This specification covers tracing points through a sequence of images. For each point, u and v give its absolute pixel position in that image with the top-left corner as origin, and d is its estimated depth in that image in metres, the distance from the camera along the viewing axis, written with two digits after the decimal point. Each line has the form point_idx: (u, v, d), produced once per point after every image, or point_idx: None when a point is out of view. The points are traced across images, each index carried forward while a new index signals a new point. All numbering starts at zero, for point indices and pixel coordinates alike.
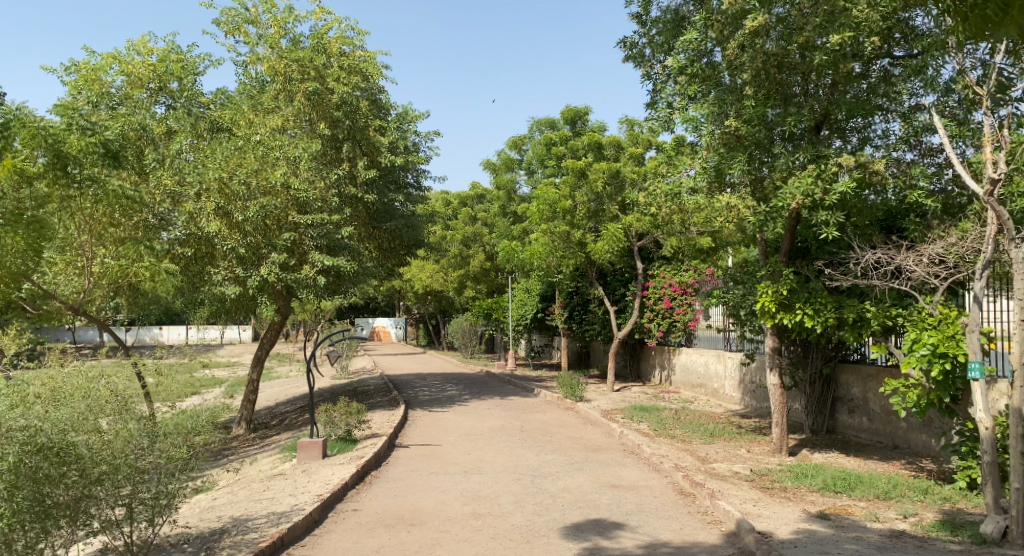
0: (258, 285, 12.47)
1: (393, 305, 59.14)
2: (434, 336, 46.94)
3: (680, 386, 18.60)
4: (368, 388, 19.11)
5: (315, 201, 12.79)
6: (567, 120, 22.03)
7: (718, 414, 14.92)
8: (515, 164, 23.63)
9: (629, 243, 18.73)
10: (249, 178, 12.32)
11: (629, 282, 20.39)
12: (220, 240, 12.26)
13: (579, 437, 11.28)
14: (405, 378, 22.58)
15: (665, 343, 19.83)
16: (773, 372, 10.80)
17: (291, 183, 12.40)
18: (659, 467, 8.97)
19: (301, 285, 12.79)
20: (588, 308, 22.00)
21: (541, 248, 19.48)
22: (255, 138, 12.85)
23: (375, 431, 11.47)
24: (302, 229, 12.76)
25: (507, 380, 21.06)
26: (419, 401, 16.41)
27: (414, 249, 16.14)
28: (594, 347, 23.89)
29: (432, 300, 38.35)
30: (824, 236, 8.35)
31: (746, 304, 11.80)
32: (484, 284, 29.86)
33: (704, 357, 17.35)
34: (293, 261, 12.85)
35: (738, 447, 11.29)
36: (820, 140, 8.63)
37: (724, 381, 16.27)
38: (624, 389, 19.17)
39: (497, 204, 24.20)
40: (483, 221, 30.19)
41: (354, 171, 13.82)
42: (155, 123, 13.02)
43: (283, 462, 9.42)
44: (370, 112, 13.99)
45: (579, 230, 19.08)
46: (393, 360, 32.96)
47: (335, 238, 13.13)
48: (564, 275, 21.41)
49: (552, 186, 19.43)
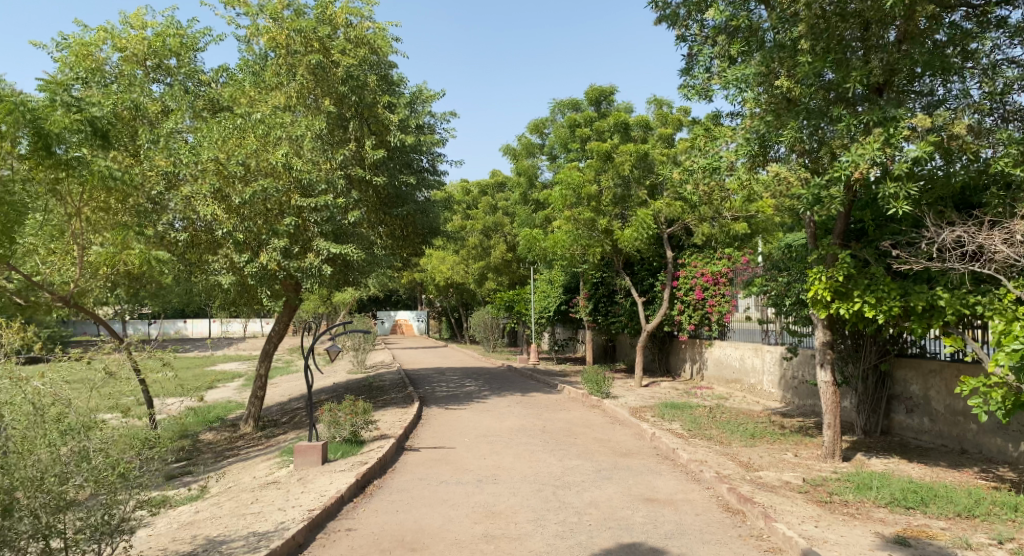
0: (259, 273, 11.64)
1: (415, 298, 58.32)
2: (456, 329, 46.03)
3: (712, 381, 17.50)
4: (383, 384, 18.24)
5: (320, 183, 11.89)
6: (591, 101, 20.88)
7: (756, 413, 13.78)
8: (536, 149, 22.52)
9: (659, 229, 17.65)
10: (248, 158, 11.44)
11: (658, 272, 19.27)
12: (218, 225, 11.39)
13: (606, 439, 10.26)
14: (423, 372, 21.69)
15: (696, 336, 18.69)
16: (825, 368, 9.64)
17: (293, 163, 11.51)
18: (698, 476, 7.93)
19: (305, 274, 11.89)
20: (614, 299, 20.89)
21: (563, 236, 18.40)
22: (256, 116, 11.97)
23: (384, 432, 10.57)
24: (305, 214, 11.89)
25: (528, 375, 20.09)
26: (435, 398, 15.49)
27: (430, 237, 15.23)
28: (621, 341, 22.81)
29: (453, 292, 37.44)
30: (890, 212, 7.21)
31: (792, 292, 10.63)
32: (505, 275, 28.84)
33: (739, 351, 16.25)
34: (297, 249, 11.94)
35: (784, 451, 10.19)
36: (887, 100, 7.47)
37: (763, 377, 15.10)
38: (654, 385, 18.09)
39: (518, 190, 23.12)
40: (503, 210, 29.13)
41: (362, 151, 12.89)
42: (150, 102, 12.16)
43: (279, 468, 8.55)
44: (378, 88, 13.02)
45: (605, 216, 17.99)
46: (412, 353, 32.15)
47: (341, 224, 12.22)
48: (588, 265, 20.33)
49: (576, 170, 18.35)
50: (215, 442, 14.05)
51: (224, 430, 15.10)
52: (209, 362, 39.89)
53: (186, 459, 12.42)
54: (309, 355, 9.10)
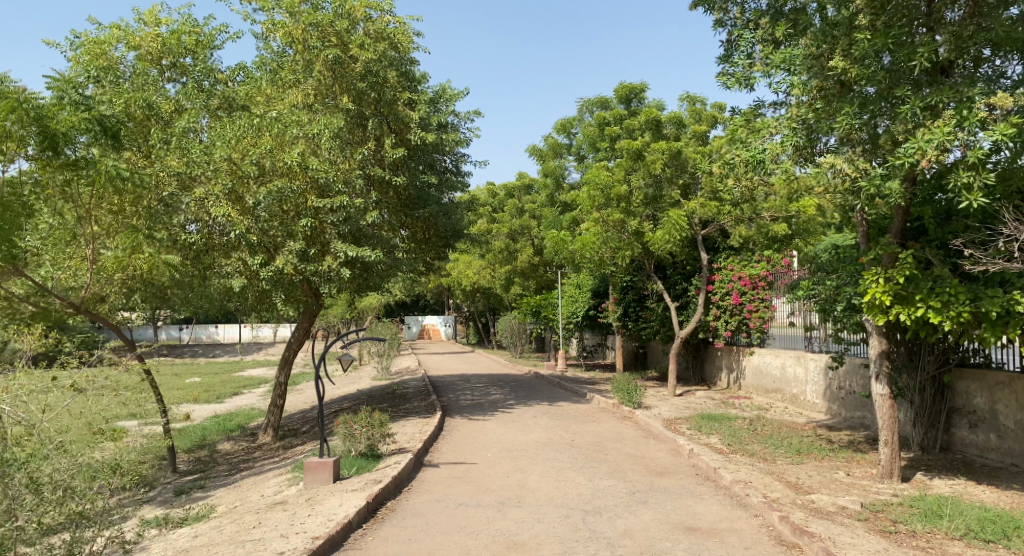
0: (275, 278, 11.15)
1: (442, 303, 57.90)
2: (483, 334, 45.47)
3: (751, 391, 16.70)
4: (407, 392, 17.71)
5: (337, 184, 11.36)
6: (620, 98, 20.11)
7: (800, 425, 13.02)
8: (563, 149, 21.77)
9: (692, 231, 16.98)
10: (263, 157, 10.94)
11: (692, 275, 18.47)
12: (231, 227, 10.93)
13: (640, 456, 9.56)
14: (448, 379, 21.11)
15: (733, 343, 17.88)
16: (880, 380, 8.81)
17: (310, 163, 10.99)
18: (744, 501, 7.22)
19: (322, 278, 11.38)
20: (645, 304, 20.13)
21: (592, 238, 17.65)
22: (271, 114, 11.47)
23: (403, 445, 10.00)
24: (323, 215, 11.30)
25: (556, 382, 19.36)
26: (459, 407, 14.89)
27: (453, 240, 14.66)
28: (652, 347, 22.02)
29: (480, 296, 36.85)
30: (961, 205, 6.43)
31: (843, 296, 9.79)
32: (532, 280, 28.17)
33: (780, 359, 15.49)
34: (314, 252, 11.43)
35: (834, 469, 9.38)
36: (957, 81, 6.67)
37: (806, 387, 14.40)
38: (688, 394, 17.31)
39: (545, 192, 22.43)
40: (530, 213, 28.45)
41: (381, 149, 12.31)
42: (164, 101, 11.73)
43: (288, 487, 8.00)
44: (399, 84, 12.45)
45: (635, 218, 17.32)
46: (438, 359, 31.64)
47: (359, 226, 11.69)
48: (618, 269, 19.58)
49: (605, 170, 17.65)
50: (232, 452, 13.58)
51: (242, 440, 14.63)
52: (237, 367, 39.86)
53: (202, 470, 11.96)
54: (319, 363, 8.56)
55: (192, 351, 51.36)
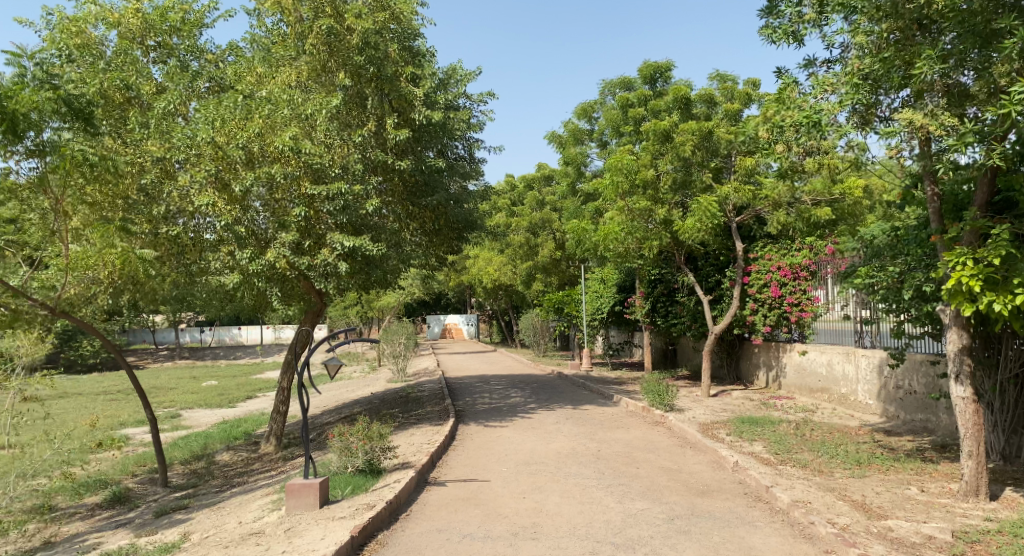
0: (267, 274, 10.09)
1: (464, 301, 56.82)
2: (506, 332, 44.23)
3: (793, 390, 15.39)
4: (422, 395, 16.61)
5: (333, 168, 10.25)
6: (645, 78, 18.80)
7: (854, 430, 11.71)
8: (584, 135, 20.46)
9: (727, 219, 15.76)
10: (250, 139, 9.85)
11: (725, 267, 17.15)
12: (217, 218, 9.88)
13: (676, 471, 8.36)
14: (467, 381, 19.96)
15: (771, 339, 16.58)
16: (961, 381, 7.45)
17: (303, 146, 9.89)
18: (808, 533, 5.99)
19: (318, 273, 10.28)
20: (674, 299, 18.86)
21: (616, 227, 16.34)
22: (262, 93, 10.39)
23: (407, 459, 8.88)
24: (318, 203, 10.20)
25: (580, 383, 18.14)
26: (476, 412, 13.76)
27: (466, 231, 13.56)
28: (682, 344, 20.73)
29: (501, 294, 35.67)
30: None
31: (912, 283, 8.44)
32: (554, 275, 26.94)
33: (826, 355, 14.18)
34: (308, 244, 10.31)
35: (905, 484, 8.08)
36: None
37: (857, 386, 13.12)
38: (725, 395, 16.02)
39: (565, 181, 21.06)
40: (551, 205, 27.13)
41: (382, 130, 11.14)
42: (146, 82, 10.67)
43: (269, 513, 6.91)
44: (401, 58, 11.25)
45: (664, 205, 16.03)
46: (458, 359, 30.56)
47: (358, 215, 10.57)
48: (645, 261, 18.30)
49: (630, 154, 16.42)
50: (231, 463, 12.53)
51: (243, 449, 13.60)
52: (256, 368, 39.17)
53: (193, 486, 10.91)
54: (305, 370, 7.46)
55: (213, 353, 50.87)
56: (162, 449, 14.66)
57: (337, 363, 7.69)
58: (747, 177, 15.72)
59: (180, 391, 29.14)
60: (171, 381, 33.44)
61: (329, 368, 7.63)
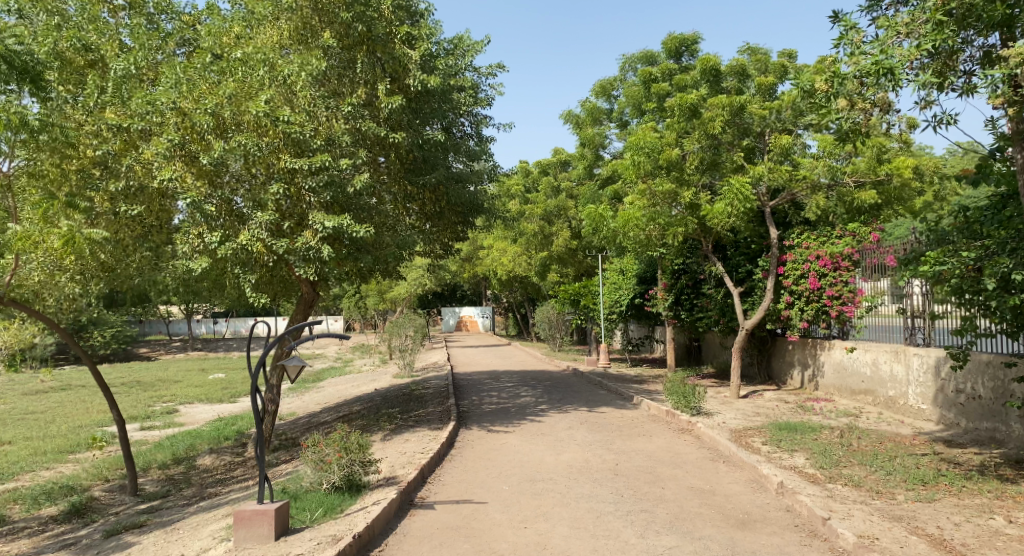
0: (240, 258, 8.94)
1: (480, 293, 55.74)
2: (523, 326, 43.08)
3: (834, 392, 14.05)
4: (426, 394, 15.43)
5: (315, 139, 9.04)
6: (670, 52, 17.38)
7: (908, 439, 10.30)
8: (603, 115, 19.08)
9: (761, 203, 14.46)
10: (219, 105, 8.67)
11: (756, 256, 15.75)
12: (184, 195, 8.72)
13: (709, 493, 7.08)
14: (478, 378, 18.80)
15: (807, 335, 15.25)
16: None
17: (279, 113, 8.69)
18: None
19: (300, 259, 9.12)
20: (700, 291, 17.53)
21: (636, 212, 14.98)
22: (236, 54, 9.17)
23: (395, 474, 7.67)
24: (299, 179, 9.02)
25: (598, 381, 16.87)
26: (482, 413, 12.57)
27: (472, 214, 12.36)
28: (707, 340, 19.41)
29: (516, 286, 34.39)
30: None
31: (996, 271, 7.04)
32: (571, 266, 25.63)
33: (872, 354, 12.85)
34: (288, 225, 9.14)
35: (987, 510, 6.74)
36: None
37: (907, 389, 11.79)
38: (756, 396, 14.69)
39: (582, 165, 19.72)
40: (567, 192, 25.82)
41: (374, 97, 9.89)
42: (109, 43, 9.44)
43: (218, 544, 5.74)
44: (395, 17, 10.01)
45: (690, 188, 14.68)
46: (471, 353, 29.31)
47: (346, 194, 9.36)
48: (668, 249, 16.93)
49: (653, 132, 15.08)
50: (212, 467, 11.40)
51: (228, 452, 12.43)
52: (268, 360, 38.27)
53: (164, 495, 9.79)
54: (258, 373, 6.06)
55: (223, 346, 50.07)
56: (145, 449, 13.58)
57: (296, 362, 6.49)
58: (782, 157, 14.32)
59: (186, 385, 28.23)
60: (180, 372, 32.62)
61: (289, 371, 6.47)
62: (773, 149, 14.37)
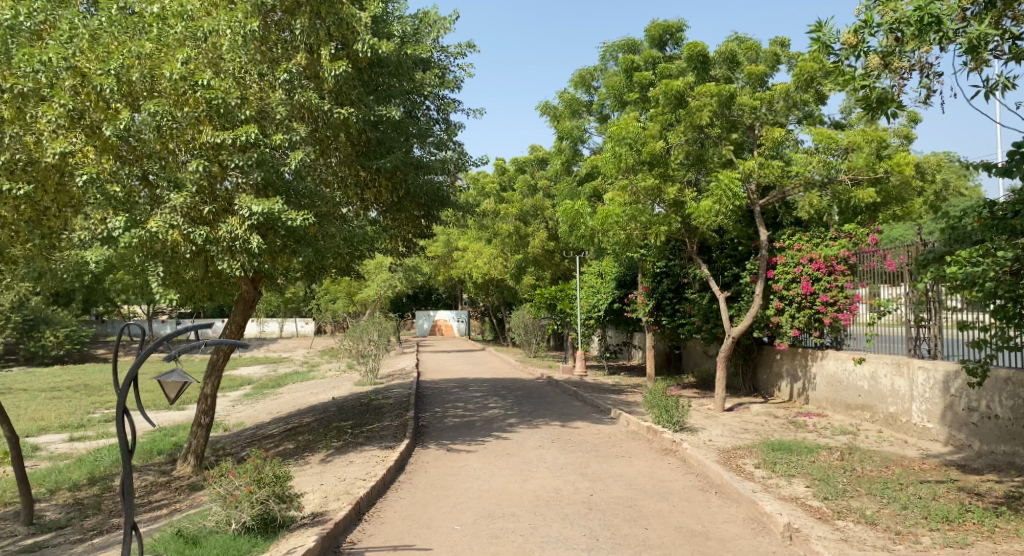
0: (149, 247, 7.73)
1: (456, 296, 54.39)
2: (500, 330, 41.80)
3: (827, 406, 12.98)
4: (386, 404, 14.12)
5: (243, 109, 7.74)
6: (653, 40, 16.25)
7: (916, 463, 9.17)
8: (582, 107, 17.90)
9: (751, 201, 13.38)
10: (125, 66, 7.35)
11: (743, 259, 14.64)
12: (82, 170, 7.38)
13: (700, 536, 5.89)
14: (445, 386, 17.50)
15: (798, 344, 14.17)
16: None
17: (198, 76, 7.39)
18: None
19: (223, 250, 7.80)
20: (682, 296, 16.40)
21: (616, 208, 13.79)
22: (151, 9, 7.84)
23: (324, 510, 6.38)
24: (223, 156, 7.74)
25: (572, 392, 15.67)
26: (443, 428, 11.29)
27: (434, 206, 11.09)
28: (690, 348, 18.31)
29: (492, 289, 33.12)
30: None
31: None
32: (548, 269, 24.45)
33: (870, 366, 11.78)
34: (211, 210, 7.83)
35: None
36: None
37: (909, 406, 10.71)
38: (743, 410, 13.60)
39: (559, 160, 18.52)
40: (543, 191, 24.65)
41: (317, 64, 8.61)
42: None
43: None
44: None
45: (674, 183, 13.55)
46: (441, 359, 27.94)
47: (279, 174, 8.09)
48: (649, 250, 15.77)
49: (635, 123, 13.92)
50: (131, 489, 10.00)
51: (154, 470, 11.01)
52: (232, 363, 36.56)
53: (64, 525, 8.40)
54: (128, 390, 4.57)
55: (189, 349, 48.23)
56: (64, 465, 12.09)
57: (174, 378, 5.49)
58: (773, 152, 13.25)
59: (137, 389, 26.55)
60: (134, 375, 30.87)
61: (165, 388, 5.44)
62: (765, 142, 13.27)
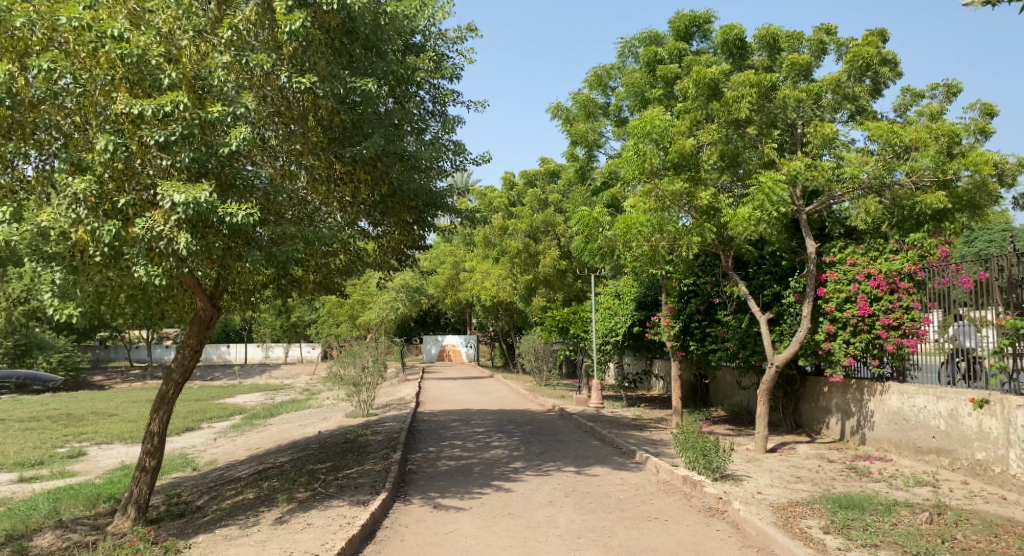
0: (45, 244, 6.27)
1: (464, 320, 52.54)
2: (509, 356, 39.86)
3: (891, 449, 10.94)
4: (372, 442, 12.24)
5: (169, 71, 6.14)
6: (678, 32, 14.57)
7: None
8: (598, 110, 16.20)
9: (797, 208, 11.52)
10: (12, 14, 6.09)
11: (786, 276, 12.72)
12: None
13: None
14: (445, 419, 15.60)
15: (851, 375, 12.17)
16: None
17: (106, 25, 5.99)
18: None
19: (136, 250, 6.03)
20: (713, 319, 14.50)
21: (639, 216, 11.72)
22: None
23: None
24: (141, 130, 6.08)
25: (588, 427, 13.72)
26: (434, 475, 9.38)
27: (426, 207, 9.33)
28: (719, 377, 16.34)
29: (502, 313, 31.30)
30: None
31: None
32: (560, 289, 22.65)
33: (948, 403, 9.77)
34: (125, 197, 6.16)
35: None
36: None
37: (1005, 452, 8.72)
38: (789, 452, 11.57)
39: (572, 167, 16.74)
40: (555, 205, 22.93)
41: (275, 24, 6.99)
42: None
43: None
44: None
45: (707, 187, 11.70)
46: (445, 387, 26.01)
47: (218, 156, 6.38)
48: (676, 266, 13.90)
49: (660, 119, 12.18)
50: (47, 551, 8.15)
51: (83, 525, 9.15)
52: (229, 390, 34.84)
53: None
54: None
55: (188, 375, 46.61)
56: None
57: None
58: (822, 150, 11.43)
59: (122, 419, 24.85)
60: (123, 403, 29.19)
61: None
62: (811, 140, 11.48)
